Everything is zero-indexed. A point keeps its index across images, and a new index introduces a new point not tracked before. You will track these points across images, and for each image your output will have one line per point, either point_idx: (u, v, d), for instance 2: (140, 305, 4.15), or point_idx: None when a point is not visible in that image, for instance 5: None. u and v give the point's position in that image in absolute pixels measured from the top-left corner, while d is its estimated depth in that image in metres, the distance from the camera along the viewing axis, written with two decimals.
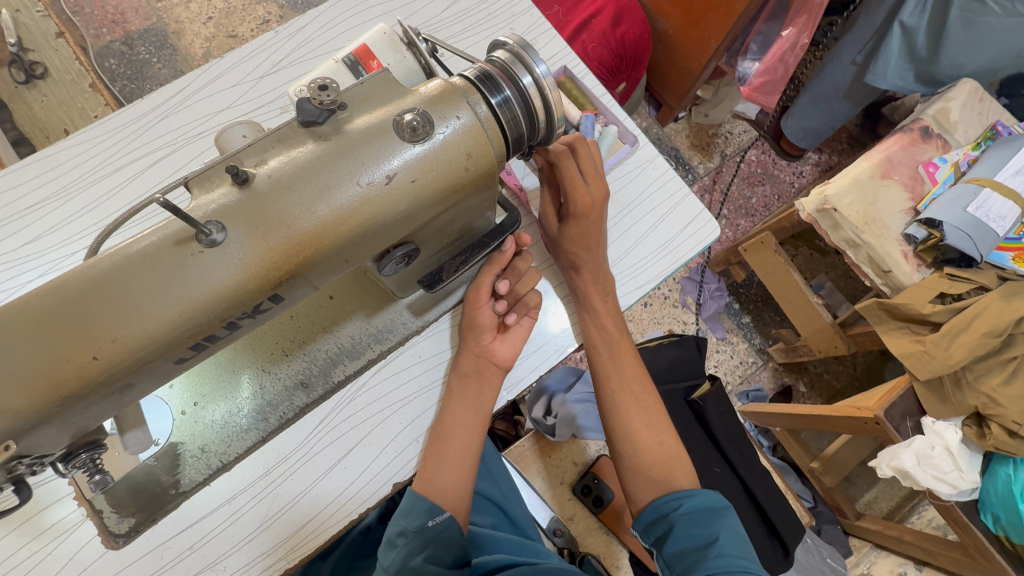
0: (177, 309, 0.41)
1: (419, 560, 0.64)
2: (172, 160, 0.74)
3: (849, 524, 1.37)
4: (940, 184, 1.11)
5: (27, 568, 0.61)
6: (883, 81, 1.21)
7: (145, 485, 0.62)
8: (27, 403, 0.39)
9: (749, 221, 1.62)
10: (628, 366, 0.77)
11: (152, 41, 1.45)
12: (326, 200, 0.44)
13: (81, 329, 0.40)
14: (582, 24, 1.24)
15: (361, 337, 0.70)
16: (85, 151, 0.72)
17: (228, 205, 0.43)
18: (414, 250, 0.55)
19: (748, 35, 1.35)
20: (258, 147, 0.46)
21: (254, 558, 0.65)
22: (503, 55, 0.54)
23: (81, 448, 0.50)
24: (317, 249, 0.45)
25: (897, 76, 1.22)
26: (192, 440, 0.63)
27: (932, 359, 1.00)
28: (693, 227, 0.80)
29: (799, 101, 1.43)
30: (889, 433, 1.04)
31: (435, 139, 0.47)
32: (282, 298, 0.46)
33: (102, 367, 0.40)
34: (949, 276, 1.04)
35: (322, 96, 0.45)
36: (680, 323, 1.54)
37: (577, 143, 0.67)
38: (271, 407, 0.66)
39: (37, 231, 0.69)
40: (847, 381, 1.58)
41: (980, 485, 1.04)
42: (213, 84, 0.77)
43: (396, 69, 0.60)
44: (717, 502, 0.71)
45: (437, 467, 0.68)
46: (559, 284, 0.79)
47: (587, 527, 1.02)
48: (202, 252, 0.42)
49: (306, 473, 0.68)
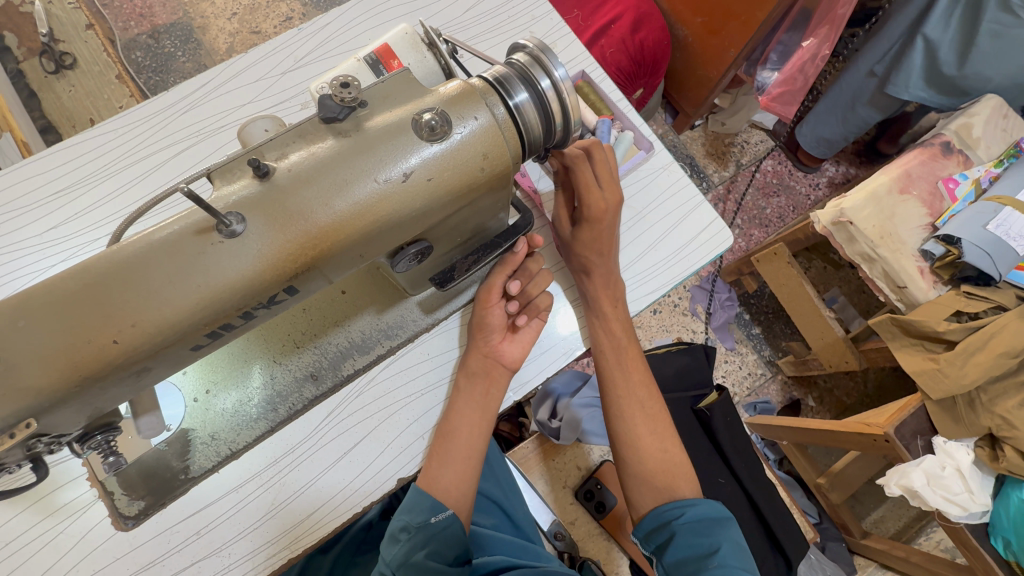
0: (195, 296, 0.42)
1: (420, 555, 0.66)
2: (194, 152, 0.75)
3: (856, 542, 1.34)
4: (960, 201, 1.10)
5: (39, 545, 0.63)
6: (904, 92, 1.20)
7: (155, 469, 0.63)
8: (47, 383, 0.40)
9: (763, 232, 1.60)
10: (635, 372, 0.76)
11: (177, 35, 1.48)
12: (344, 195, 0.45)
13: (102, 313, 0.41)
14: (602, 30, 1.25)
15: (372, 332, 0.71)
16: (112, 140, 0.74)
17: (249, 197, 0.44)
18: (427, 249, 0.56)
19: (769, 45, 1.33)
20: (279, 141, 0.46)
21: (258, 546, 0.66)
22: (522, 58, 0.54)
23: (97, 430, 0.50)
24: (333, 243, 0.45)
25: (920, 88, 1.21)
26: (203, 427, 0.65)
27: (945, 377, 0.99)
28: (704, 236, 0.80)
29: (817, 108, 1.41)
30: (897, 450, 1.02)
31: (452, 139, 0.48)
32: (297, 289, 0.47)
33: (122, 351, 0.41)
34: (965, 294, 1.03)
35: (343, 93, 0.46)
36: (689, 331, 1.54)
37: (593, 147, 0.68)
38: (281, 398, 0.67)
39: (63, 217, 0.71)
40: (858, 397, 1.56)
41: (992, 508, 1.01)
42: (236, 79, 0.78)
43: (417, 69, 0.59)
44: (719, 513, 0.71)
45: (442, 465, 0.69)
46: (569, 287, 0.79)
47: (588, 532, 1.02)
48: (221, 242, 0.43)
49: (312, 465, 0.69)
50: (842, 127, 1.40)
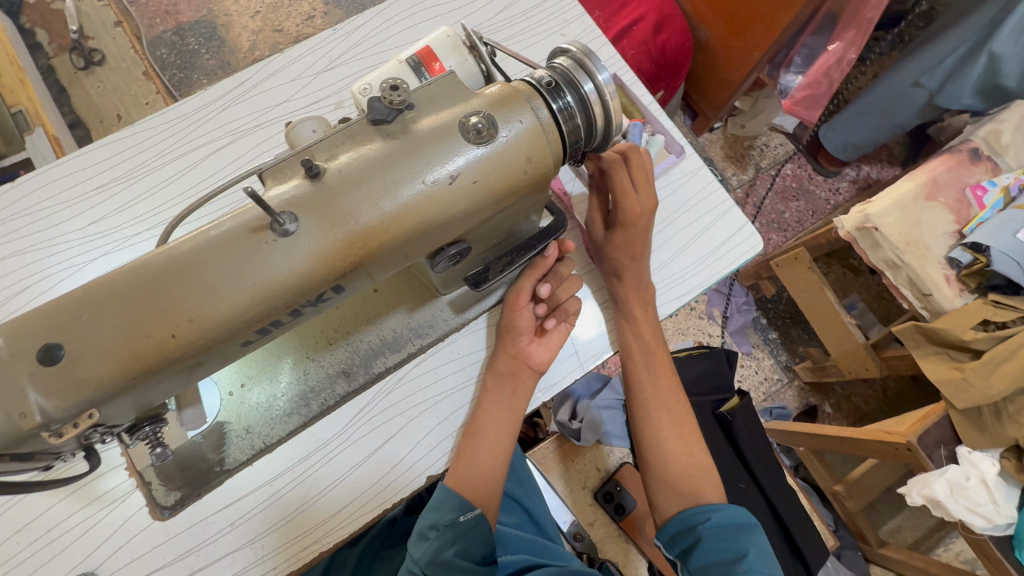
0: (249, 293, 0.43)
1: (450, 553, 0.66)
2: (231, 150, 0.77)
3: (872, 551, 1.33)
4: (987, 208, 1.08)
5: (80, 532, 0.64)
6: (954, 103, 1.18)
7: (192, 461, 0.65)
8: (107, 375, 0.41)
9: (781, 236, 1.59)
10: (663, 376, 0.76)
11: (201, 32, 1.48)
12: (391, 195, 0.46)
13: (160, 308, 0.42)
14: (623, 31, 1.24)
15: (403, 330, 0.72)
16: (151, 137, 0.76)
17: (300, 196, 0.45)
18: (466, 250, 0.56)
19: (793, 48, 1.33)
20: (329, 142, 0.47)
21: (290, 539, 0.67)
22: (564, 62, 0.54)
23: (145, 421, 0.51)
24: (380, 243, 0.46)
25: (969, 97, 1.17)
26: (237, 420, 0.66)
27: (970, 387, 0.98)
28: (734, 241, 0.80)
29: (847, 111, 1.39)
30: (921, 460, 1.02)
31: (497, 142, 0.48)
32: (343, 288, 0.48)
33: (179, 345, 0.42)
34: (992, 303, 1.02)
35: (392, 96, 0.47)
36: (705, 334, 1.53)
37: (630, 151, 0.68)
38: (313, 393, 0.68)
39: (103, 211, 0.73)
40: (876, 405, 1.55)
41: (1017, 520, 0.99)
42: (272, 79, 0.79)
43: (459, 72, 0.60)
44: (744, 518, 0.71)
45: (470, 463, 0.69)
46: (598, 290, 0.79)
47: (607, 534, 1.03)
48: (274, 241, 0.44)
49: (343, 460, 0.70)
50: (870, 129, 1.36)
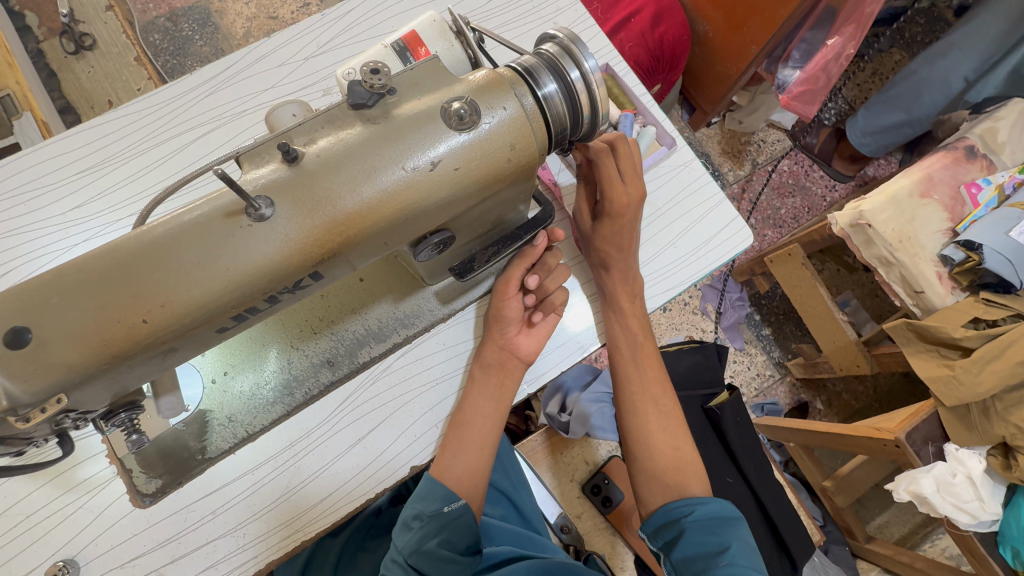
0: (223, 279, 0.42)
1: (433, 543, 0.66)
2: (217, 135, 0.75)
3: (859, 546, 1.33)
4: (982, 206, 1.08)
5: (59, 519, 0.64)
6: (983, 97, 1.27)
7: (172, 449, 0.64)
8: (76, 361, 0.41)
9: (777, 232, 1.59)
10: (650, 368, 0.76)
11: (196, 18, 1.47)
12: (371, 181, 0.45)
13: (133, 292, 0.41)
14: (621, 23, 1.23)
15: (388, 320, 0.71)
16: (135, 121, 0.75)
17: (278, 181, 0.44)
18: (449, 239, 0.56)
19: (791, 42, 1.29)
20: (309, 126, 0.46)
21: (271, 529, 0.67)
22: (552, 48, 0.53)
23: (121, 407, 0.51)
24: (359, 229, 0.45)
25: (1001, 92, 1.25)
26: (220, 408, 0.66)
27: (960, 384, 0.98)
28: (724, 235, 0.79)
29: (882, 115, 1.36)
30: (908, 457, 1.01)
31: (480, 129, 0.47)
32: (321, 275, 0.47)
33: (151, 330, 0.42)
34: (983, 302, 1.02)
35: (372, 80, 0.46)
36: (699, 330, 1.53)
37: (618, 142, 0.67)
38: (297, 382, 0.68)
39: (85, 197, 0.72)
40: (867, 401, 1.55)
41: (1002, 517, 1.00)
42: (259, 64, 0.78)
43: (445, 58, 0.59)
44: (729, 512, 0.71)
45: (455, 453, 0.69)
46: (586, 282, 0.79)
47: (594, 526, 1.03)
48: (250, 225, 0.43)
49: (326, 450, 0.69)
50: (894, 132, 1.37)
